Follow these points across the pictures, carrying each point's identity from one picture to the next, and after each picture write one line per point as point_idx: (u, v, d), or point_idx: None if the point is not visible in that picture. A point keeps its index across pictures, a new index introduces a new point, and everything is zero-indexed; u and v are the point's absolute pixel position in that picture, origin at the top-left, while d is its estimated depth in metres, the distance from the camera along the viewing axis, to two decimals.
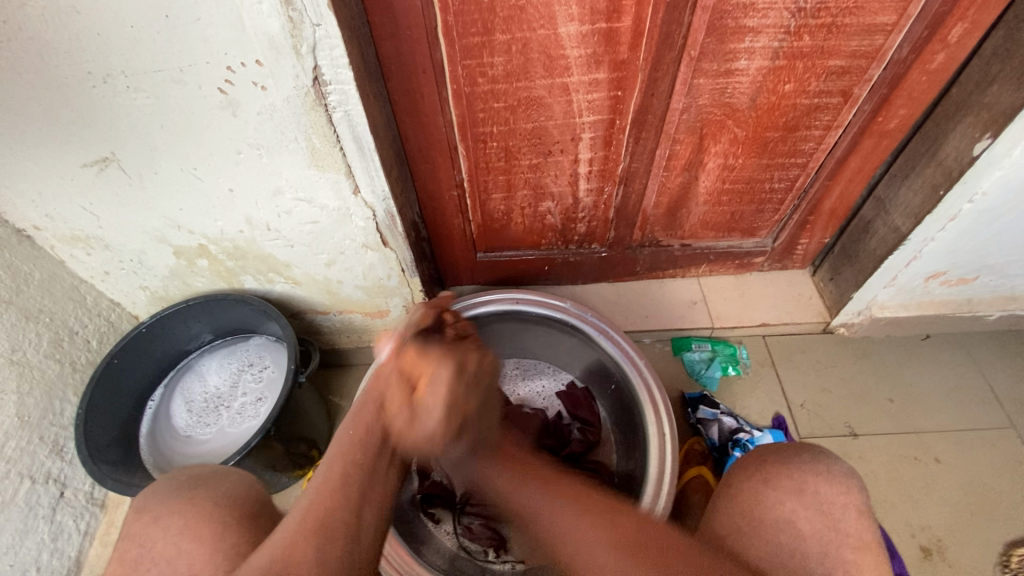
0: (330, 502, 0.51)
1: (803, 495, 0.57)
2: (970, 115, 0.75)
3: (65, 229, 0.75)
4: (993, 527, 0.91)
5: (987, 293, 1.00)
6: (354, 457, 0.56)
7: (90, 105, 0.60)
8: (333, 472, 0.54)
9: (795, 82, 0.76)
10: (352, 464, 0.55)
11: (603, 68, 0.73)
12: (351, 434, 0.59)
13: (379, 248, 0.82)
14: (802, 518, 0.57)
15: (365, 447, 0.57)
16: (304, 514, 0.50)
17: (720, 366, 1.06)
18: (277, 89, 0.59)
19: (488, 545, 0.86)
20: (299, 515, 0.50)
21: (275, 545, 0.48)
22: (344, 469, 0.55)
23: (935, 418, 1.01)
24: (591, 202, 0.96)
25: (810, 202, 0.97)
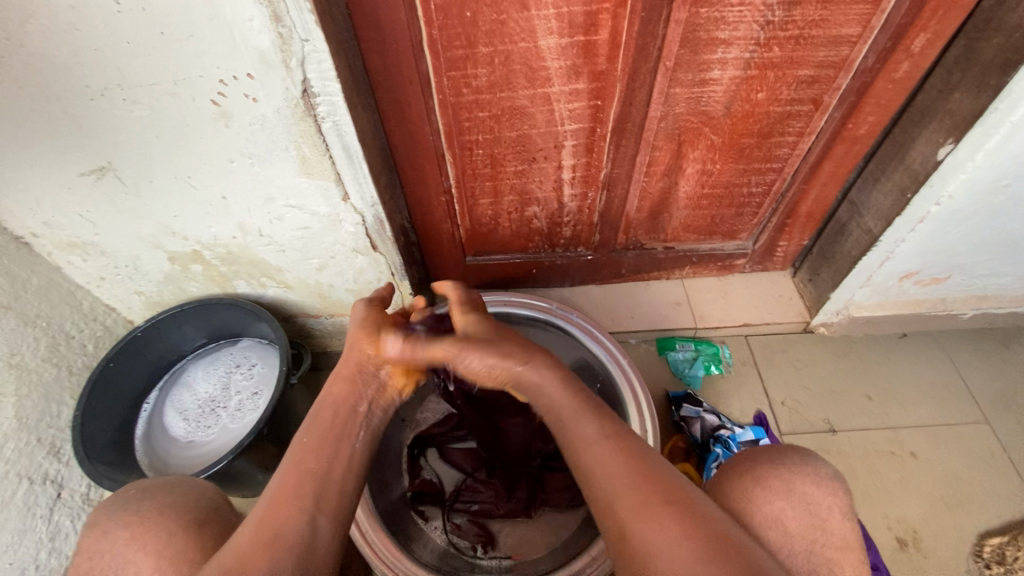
0: (284, 507, 0.51)
1: (774, 481, 0.60)
2: (934, 121, 0.78)
3: (63, 236, 0.77)
4: (965, 518, 0.94)
5: (960, 293, 1.04)
6: (307, 465, 0.55)
7: (88, 116, 0.62)
8: (286, 484, 0.53)
9: (767, 91, 0.80)
10: (306, 470, 0.54)
11: (582, 79, 0.76)
12: (307, 440, 0.57)
13: (368, 252, 0.85)
14: (781, 511, 0.58)
15: (320, 455, 0.56)
16: (257, 524, 0.50)
17: (703, 365, 1.09)
18: (267, 100, 0.62)
19: (476, 542, 0.88)
20: (252, 532, 0.49)
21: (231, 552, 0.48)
22: (298, 479, 0.53)
23: (912, 415, 1.05)
24: (575, 206, 0.99)
25: (787, 206, 1.00)
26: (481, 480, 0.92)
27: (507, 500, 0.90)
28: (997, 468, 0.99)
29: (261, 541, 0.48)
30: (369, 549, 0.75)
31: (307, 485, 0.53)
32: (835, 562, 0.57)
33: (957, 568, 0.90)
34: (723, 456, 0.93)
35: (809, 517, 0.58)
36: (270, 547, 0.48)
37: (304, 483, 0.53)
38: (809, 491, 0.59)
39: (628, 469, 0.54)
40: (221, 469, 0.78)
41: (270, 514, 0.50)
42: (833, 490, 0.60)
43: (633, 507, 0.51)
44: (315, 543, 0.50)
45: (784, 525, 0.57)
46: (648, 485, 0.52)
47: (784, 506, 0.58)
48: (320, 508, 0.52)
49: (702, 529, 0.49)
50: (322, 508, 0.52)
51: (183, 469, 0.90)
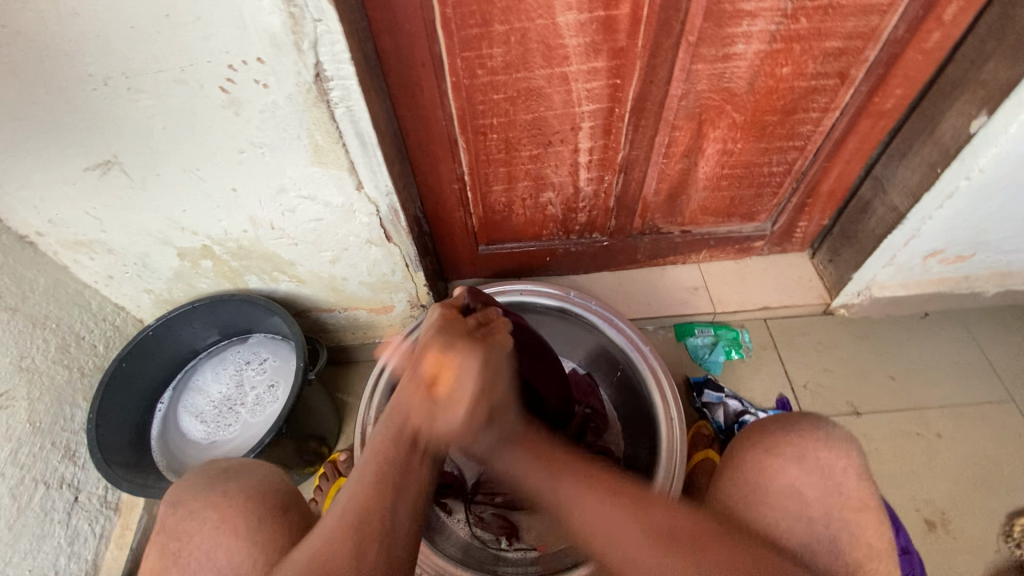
0: (369, 495, 0.51)
1: None
2: (966, 93, 0.75)
3: (68, 234, 0.75)
4: (995, 498, 0.93)
5: (984, 270, 1.01)
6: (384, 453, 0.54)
7: (91, 107, 0.59)
8: (367, 474, 0.53)
9: (792, 65, 0.77)
10: (386, 460, 0.54)
11: (602, 57, 0.73)
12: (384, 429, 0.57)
13: (383, 243, 0.82)
14: (822, 494, 0.57)
15: (399, 441, 0.55)
16: (343, 509, 0.50)
17: (723, 350, 1.07)
18: (278, 86, 0.59)
19: (500, 533, 0.87)
20: (337, 521, 0.49)
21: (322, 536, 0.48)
22: (377, 467, 0.53)
23: (936, 394, 1.03)
24: (591, 190, 0.96)
25: (808, 185, 0.98)
26: None
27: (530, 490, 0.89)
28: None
29: (346, 525, 0.48)
30: None
31: (389, 475, 0.52)
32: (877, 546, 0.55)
33: (986, 548, 0.89)
34: None
35: (849, 502, 0.57)
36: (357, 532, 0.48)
37: (387, 471, 0.53)
38: (848, 476, 0.58)
39: (585, 483, 0.57)
40: None
41: (353, 501, 0.50)
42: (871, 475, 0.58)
43: (598, 516, 0.55)
44: (395, 524, 0.50)
45: (824, 508, 0.56)
46: (599, 482, 0.57)
47: (826, 490, 0.56)
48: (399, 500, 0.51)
49: (670, 525, 0.54)
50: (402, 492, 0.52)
51: None
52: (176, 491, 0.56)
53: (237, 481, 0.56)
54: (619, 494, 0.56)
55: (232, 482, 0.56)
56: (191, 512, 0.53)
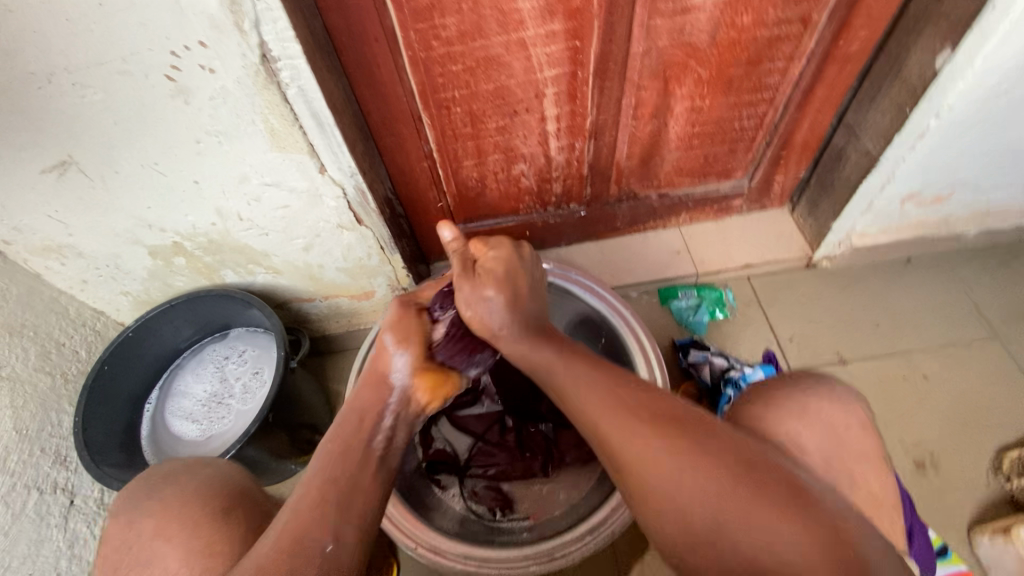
0: (312, 512, 0.51)
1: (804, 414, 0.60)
2: (930, 28, 0.74)
3: (35, 240, 0.74)
4: (983, 434, 0.94)
5: (963, 210, 1.01)
6: (333, 476, 0.54)
7: (39, 107, 0.58)
8: (309, 491, 0.53)
9: (753, 13, 0.75)
10: (333, 477, 0.54)
11: (558, 18, 0.72)
12: (331, 446, 0.58)
13: (354, 226, 0.82)
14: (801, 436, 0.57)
15: (342, 463, 0.56)
16: (287, 523, 0.50)
17: (707, 310, 1.07)
18: (226, 70, 0.58)
19: (494, 505, 0.89)
20: (276, 539, 0.49)
21: (265, 544, 0.48)
22: (321, 484, 0.54)
23: (922, 338, 1.04)
24: (563, 159, 0.95)
25: (781, 137, 0.97)
26: (493, 445, 0.93)
27: (522, 460, 0.92)
28: (1010, 381, 0.98)
29: (286, 544, 0.48)
30: (393, 524, 0.76)
31: (333, 491, 0.53)
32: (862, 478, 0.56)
33: (977, 484, 0.90)
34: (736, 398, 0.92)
35: (829, 446, 0.57)
36: (296, 555, 0.47)
37: (330, 488, 0.53)
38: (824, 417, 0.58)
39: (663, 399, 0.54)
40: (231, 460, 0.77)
41: (293, 520, 0.50)
42: (848, 416, 0.59)
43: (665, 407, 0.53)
44: (337, 551, 0.49)
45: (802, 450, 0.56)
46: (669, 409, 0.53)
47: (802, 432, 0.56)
48: (345, 517, 0.52)
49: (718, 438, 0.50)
50: (347, 515, 0.52)
51: None
52: (162, 485, 0.57)
53: None
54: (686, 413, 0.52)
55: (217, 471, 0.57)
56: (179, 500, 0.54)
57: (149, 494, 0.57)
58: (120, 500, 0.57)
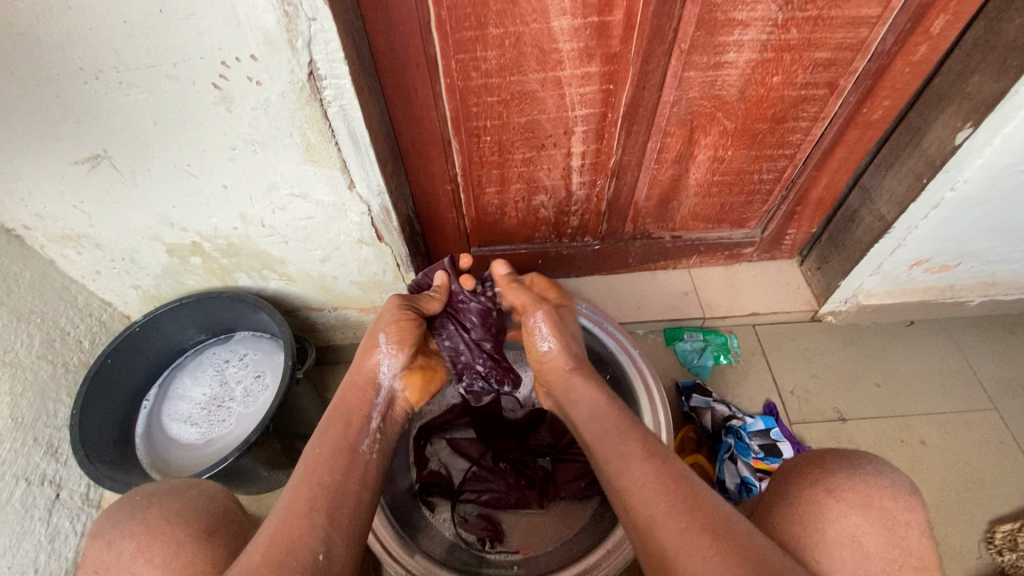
0: (300, 519, 0.52)
1: (814, 482, 0.58)
2: (951, 105, 0.76)
3: (56, 228, 0.74)
4: (977, 505, 0.94)
5: (968, 280, 1.03)
6: (323, 479, 0.56)
7: (83, 101, 0.59)
8: (299, 496, 0.54)
9: (783, 74, 0.78)
10: (320, 483, 0.56)
11: (595, 62, 0.73)
12: (320, 451, 0.59)
13: (374, 243, 0.82)
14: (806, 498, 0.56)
15: (334, 469, 0.58)
16: (274, 532, 0.51)
17: (712, 355, 1.08)
18: (271, 84, 0.59)
19: (483, 535, 0.87)
20: (264, 547, 0.49)
21: (252, 554, 0.49)
22: (311, 492, 0.55)
23: (921, 402, 1.04)
24: (583, 194, 0.97)
25: (797, 193, 0.99)
26: (487, 469, 0.93)
27: (515, 488, 0.90)
28: (1005, 454, 0.99)
29: (273, 553, 0.49)
30: (379, 544, 0.74)
31: (322, 500, 0.54)
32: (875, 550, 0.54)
33: (970, 556, 0.90)
34: (735, 447, 0.92)
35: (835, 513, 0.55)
36: (283, 566, 0.48)
37: (319, 496, 0.54)
38: (826, 481, 0.58)
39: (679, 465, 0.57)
40: (227, 467, 0.76)
41: (281, 528, 0.51)
42: (852, 481, 0.57)
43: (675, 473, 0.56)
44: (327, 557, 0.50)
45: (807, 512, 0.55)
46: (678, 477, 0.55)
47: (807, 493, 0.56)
48: (334, 525, 0.53)
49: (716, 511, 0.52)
50: (334, 522, 0.53)
51: (185, 467, 0.88)
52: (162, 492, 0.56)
53: None
54: (690, 485, 0.54)
55: None
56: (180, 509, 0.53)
57: (149, 498, 0.56)
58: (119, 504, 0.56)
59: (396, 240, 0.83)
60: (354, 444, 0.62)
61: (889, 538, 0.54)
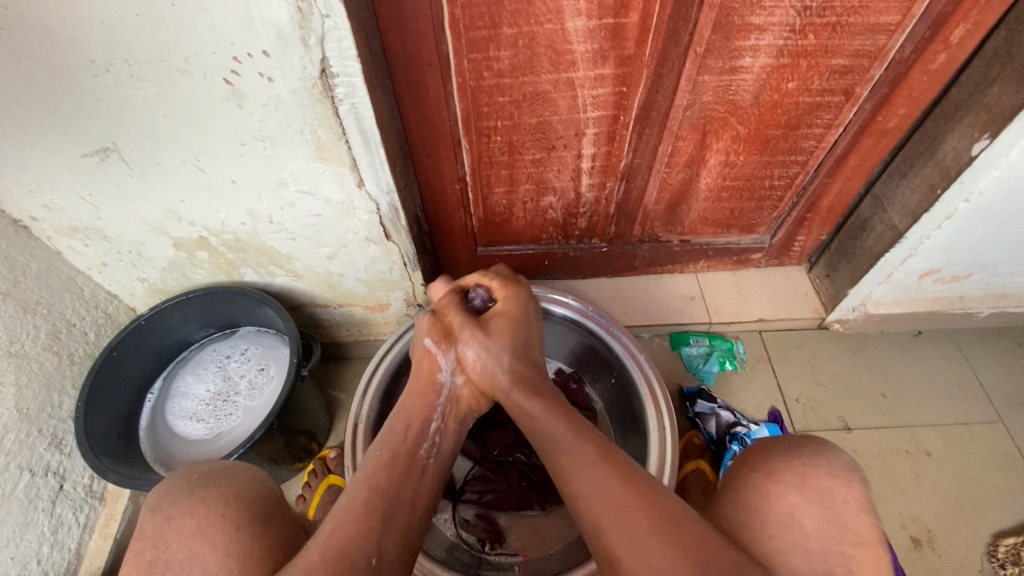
0: (357, 523, 0.50)
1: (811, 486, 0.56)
2: (969, 115, 0.75)
3: (63, 220, 0.74)
4: (981, 518, 0.93)
5: (979, 291, 1.02)
6: (377, 484, 0.54)
7: (93, 94, 0.59)
8: (354, 501, 0.53)
9: (798, 80, 0.77)
10: (375, 487, 0.54)
11: (609, 63, 0.73)
12: (379, 455, 0.58)
13: (382, 241, 0.82)
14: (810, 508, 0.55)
15: (390, 473, 0.56)
16: (328, 538, 0.50)
17: (717, 360, 1.07)
18: (283, 81, 0.59)
19: (484, 537, 0.87)
20: (318, 553, 0.48)
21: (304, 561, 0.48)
22: (366, 497, 0.53)
23: (927, 413, 1.04)
24: (592, 196, 0.96)
25: (808, 200, 0.98)
26: (489, 470, 0.92)
27: (515, 490, 0.90)
28: (1011, 468, 0.98)
29: (329, 560, 0.47)
30: None
31: (377, 504, 0.52)
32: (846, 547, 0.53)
33: (973, 569, 0.89)
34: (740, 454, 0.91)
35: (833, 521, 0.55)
36: (338, 569, 0.47)
37: (374, 501, 0.53)
38: (821, 487, 0.56)
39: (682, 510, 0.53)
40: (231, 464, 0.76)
41: (335, 534, 0.50)
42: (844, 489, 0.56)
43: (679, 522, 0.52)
44: (381, 562, 0.49)
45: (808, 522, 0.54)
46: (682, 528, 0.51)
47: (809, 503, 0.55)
48: (387, 528, 0.51)
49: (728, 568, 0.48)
50: (389, 525, 0.52)
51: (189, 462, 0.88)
52: (165, 489, 0.56)
53: (229, 483, 0.56)
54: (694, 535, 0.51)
55: (228, 479, 0.57)
56: (191, 504, 0.54)
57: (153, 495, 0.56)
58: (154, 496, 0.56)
59: (404, 239, 0.83)
60: (413, 446, 0.59)
61: (847, 525, 0.54)
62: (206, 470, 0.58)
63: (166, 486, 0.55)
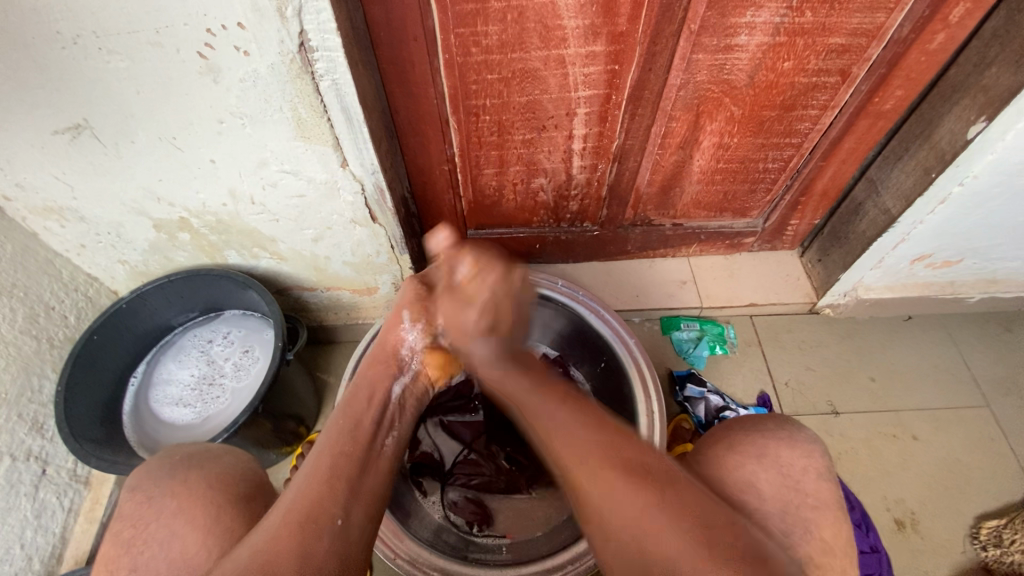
0: (323, 485, 0.51)
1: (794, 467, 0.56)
2: (966, 97, 0.74)
3: (37, 200, 0.72)
4: (964, 501, 0.95)
5: (969, 276, 1.02)
6: (342, 448, 0.54)
7: (62, 68, 0.56)
8: (320, 464, 0.53)
9: (795, 59, 0.75)
10: (340, 451, 0.54)
11: (601, 40, 0.71)
12: (339, 423, 0.57)
13: (367, 223, 0.80)
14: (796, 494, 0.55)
15: (351, 440, 0.56)
16: (294, 499, 0.50)
17: (707, 345, 1.07)
18: (260, 55, 0.56)
19: (472, 519, 0.87)
20: (283, 512, 0.49)
21: (270, 525, 0.48)
22: (331, 461, 0.53)
23: (914, 398, 1.04)
24: (584, 178, 0.94)
25: (802, 183, 0.97)
26: (478, 454, 0.92)
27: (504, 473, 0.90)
28: (995, 451, 0.99)
29: (296, 520, 0.48)
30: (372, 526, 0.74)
31: (342, 467, 0.53)
32: (814, 521, 0.55)
33: (953, 550, 0.91)
34: None
35: (809, 503, 0.56)
36: (305, 527, 0.47)
37: (339, 464, 0.53)
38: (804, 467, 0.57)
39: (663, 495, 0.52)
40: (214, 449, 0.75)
41: (301, 496, 0.50)
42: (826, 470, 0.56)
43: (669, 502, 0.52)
44: (347, 525, 0.50)
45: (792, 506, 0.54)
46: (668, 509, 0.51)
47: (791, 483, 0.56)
48: (353, 494, 0.52)
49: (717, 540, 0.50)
50: (355, 491, 0.52)
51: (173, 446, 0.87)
52: (145, 475, 0.55)
53: (210, 468, 0.55)
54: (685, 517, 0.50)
55: (209, 464, 0.56)
56: (171, 490, 0.53)
57: (131, 482, 0.55)
58: (134, 481, 0.55)
59: (390, 222, 0.81)
60: (378, 414, 0.60)
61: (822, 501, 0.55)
62: (184, 454, 0.57)
63: (145, 473, 0.54)
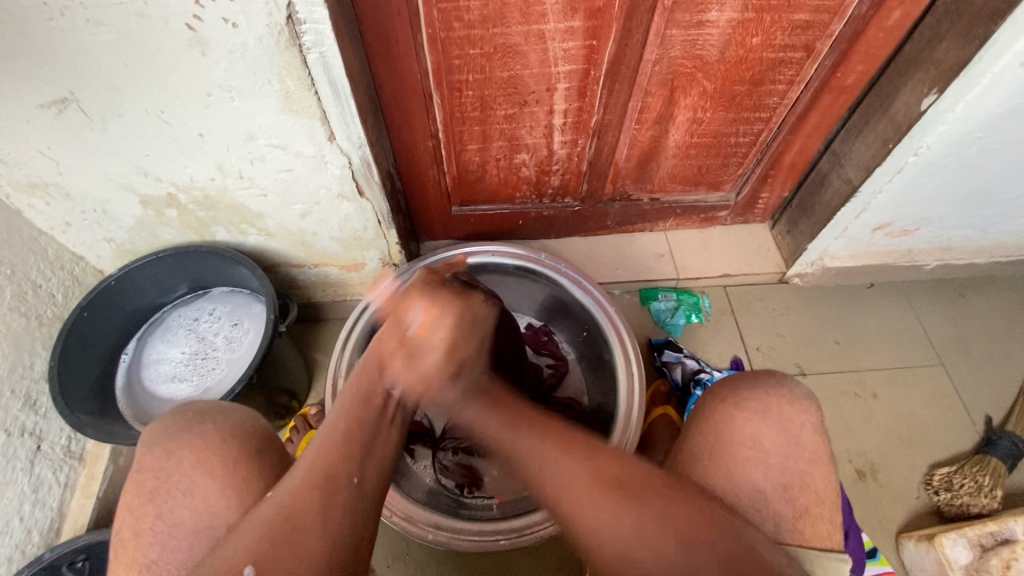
0: (340, 453, 0.50)
1: (764, 414, 0.61)
2: (920, 70, 0.79)
3: (21, 175, 0.72)
4: (920, 451, 1.02)
5: (926, 244, 1.08)
6: (356, 416, 0.53)
7: (48, 39, 0.57)
8: (335, 430, 0.52)
9: (762, 35, 0.79)
10: (356, 419, 0.53)
11: (579, 16, 0.73)
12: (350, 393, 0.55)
13: (355, 197, 0.82)
14: (759, 431, 0.60)
15: (365, 407, 0.54)
16: (309, 466, 0.50)
17: (684, 314, 1.12)
18: (249, 26, 0.57)
19: (461, 482, 0.91)
20: (301, 478, 0.49)
21: (291, 485, 0.49)
22: (347, 426, 0.52)
23: (876, 359, 1.11)
24: (564, 153, 0.97)
25: (771, 156, 1.02)
26: None
27: None
28: (948, 405, 1.07)
29: (314, 485, 0.48)
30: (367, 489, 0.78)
31: (357, 434, 0.52)
32: (782, 460, 0.60)
33: (909, 495, 0.98)
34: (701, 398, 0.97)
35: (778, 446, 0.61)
36: (322, 497, 0.48)
37: (355, 431, 0.52)
38: (773, 412, 0.61)
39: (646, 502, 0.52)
40: None
41: (318, 462, 0.50)
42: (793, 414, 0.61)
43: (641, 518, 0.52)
44: (362, 485, 0.50)
45: (761, 445, 0.59)
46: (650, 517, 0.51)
47: (760, 426, 0.60)
48: (372, 455, 0.51)
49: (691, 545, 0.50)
50: (371, 456, 0.51)
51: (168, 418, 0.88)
52: (150, 436, 0.57)
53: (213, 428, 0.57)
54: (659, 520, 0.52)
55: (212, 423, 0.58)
56: (178, 448, 0.56)
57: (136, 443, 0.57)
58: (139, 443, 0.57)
59: (377, 196, 0.83)
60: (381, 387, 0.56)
61: (790, 443, 0.60)
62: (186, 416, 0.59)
63: (152, 432, 0.56)
